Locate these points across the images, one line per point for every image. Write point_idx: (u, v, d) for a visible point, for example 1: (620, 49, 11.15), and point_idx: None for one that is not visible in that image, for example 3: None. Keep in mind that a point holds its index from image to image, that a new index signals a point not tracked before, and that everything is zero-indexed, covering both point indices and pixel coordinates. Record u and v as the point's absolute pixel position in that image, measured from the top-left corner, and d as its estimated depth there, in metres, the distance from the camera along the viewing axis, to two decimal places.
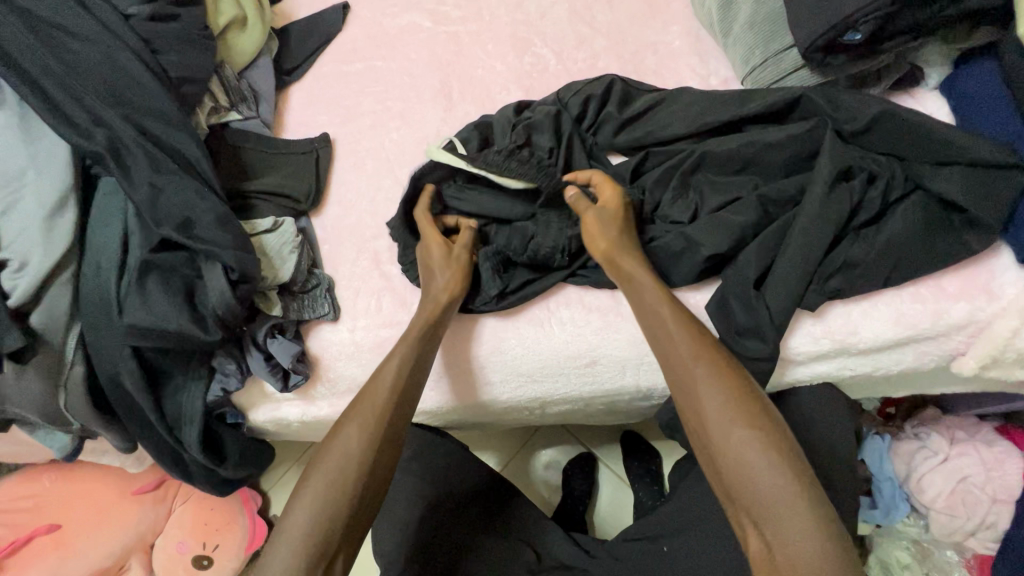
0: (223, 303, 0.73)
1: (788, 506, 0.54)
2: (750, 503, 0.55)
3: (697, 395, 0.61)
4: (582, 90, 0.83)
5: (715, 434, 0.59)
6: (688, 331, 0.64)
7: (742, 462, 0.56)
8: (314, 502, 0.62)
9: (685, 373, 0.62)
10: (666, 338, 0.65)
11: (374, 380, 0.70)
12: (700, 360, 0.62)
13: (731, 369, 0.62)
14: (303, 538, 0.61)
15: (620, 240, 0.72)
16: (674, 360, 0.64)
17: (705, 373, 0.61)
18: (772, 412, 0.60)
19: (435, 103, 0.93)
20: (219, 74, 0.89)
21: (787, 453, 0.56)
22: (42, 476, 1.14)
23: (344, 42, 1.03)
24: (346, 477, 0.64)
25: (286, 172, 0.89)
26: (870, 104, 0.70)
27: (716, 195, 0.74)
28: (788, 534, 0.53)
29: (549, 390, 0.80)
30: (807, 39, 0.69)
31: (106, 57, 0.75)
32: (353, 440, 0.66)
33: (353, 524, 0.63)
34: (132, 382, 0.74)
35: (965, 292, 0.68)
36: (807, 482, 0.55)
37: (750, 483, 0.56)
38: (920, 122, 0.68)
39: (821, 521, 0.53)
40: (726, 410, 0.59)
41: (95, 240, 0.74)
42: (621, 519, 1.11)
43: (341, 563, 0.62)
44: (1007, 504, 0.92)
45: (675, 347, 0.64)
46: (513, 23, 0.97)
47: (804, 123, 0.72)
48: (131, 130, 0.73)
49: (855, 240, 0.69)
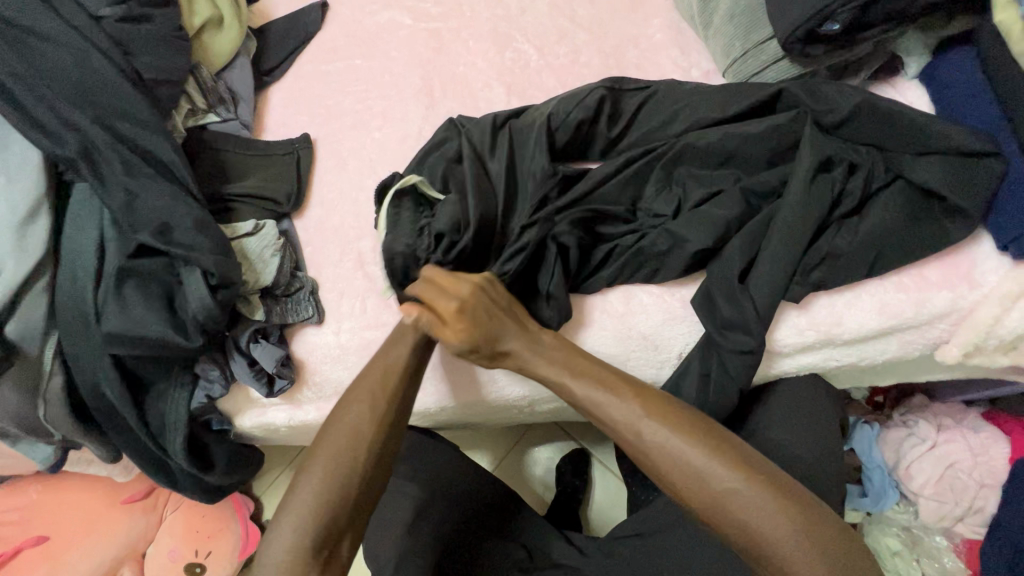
0: (203, 309, 0.71)
1: (776, 533, 0.55)
2: (741, 535, 0.57)
3: (653, 458, 0.60)
4: (574, 108, 0.77)
5: (689, 486, 0.58)
6: (618, 399, 0.63)
7: (724, 504, 0.57)
8: (321, 483, 0.61)
9: (637, 438, 0.61)
10: (605, 411, 0.63)
11: (376, 362, 0.70)
12: (648, 416, 0.61)
13: (673, 417, 0.61)
14: (311, 521, 0.60)
15: (495, 351, 0.67)
16: (618, 432, 0.62)
17: (653, 436, 0.60)
18: (728, 438, 0.61)
19: (416, 101, 0.92)
20: (196, 75, 0.87)
21: (760, 475, 0.57)
22: (28, 489, 1.12)
23: (323, 41, 1.01)
24: (353, 461, 0.63)
25: (267, 174, 0.88)
26: (852, 95, 0.70)
27: (700, 188, 0.74)
28: (783, 554, 0.55)
29: (540, 385, 0.79)
30: (786, 30, 0.69)
31: (76, 59, 0.74)
32: (351, 425, 0.65)
33: (360, 507, 0.63)
34: (113, 392, 0.73)
35: (947, 280, 0.68)
36: (786, 498, 0.57)
37: (740, 519, 0.56)
38: (899, 110, 0.68)
39: (810, 535, 0.55)
40: (688, 461, 0.58)
41: (70, 247, 0.73)
42: (615, 514, 1.11)
43: (347, 543, 0.62)
44: (994, 488, 0.93)
45: (614, 420, 0.62)
46: (494, 19, 0.97)
47: (784, 115, 0.72)
48: (104, 134, 0.72)
49: (839, 230, 0.69)
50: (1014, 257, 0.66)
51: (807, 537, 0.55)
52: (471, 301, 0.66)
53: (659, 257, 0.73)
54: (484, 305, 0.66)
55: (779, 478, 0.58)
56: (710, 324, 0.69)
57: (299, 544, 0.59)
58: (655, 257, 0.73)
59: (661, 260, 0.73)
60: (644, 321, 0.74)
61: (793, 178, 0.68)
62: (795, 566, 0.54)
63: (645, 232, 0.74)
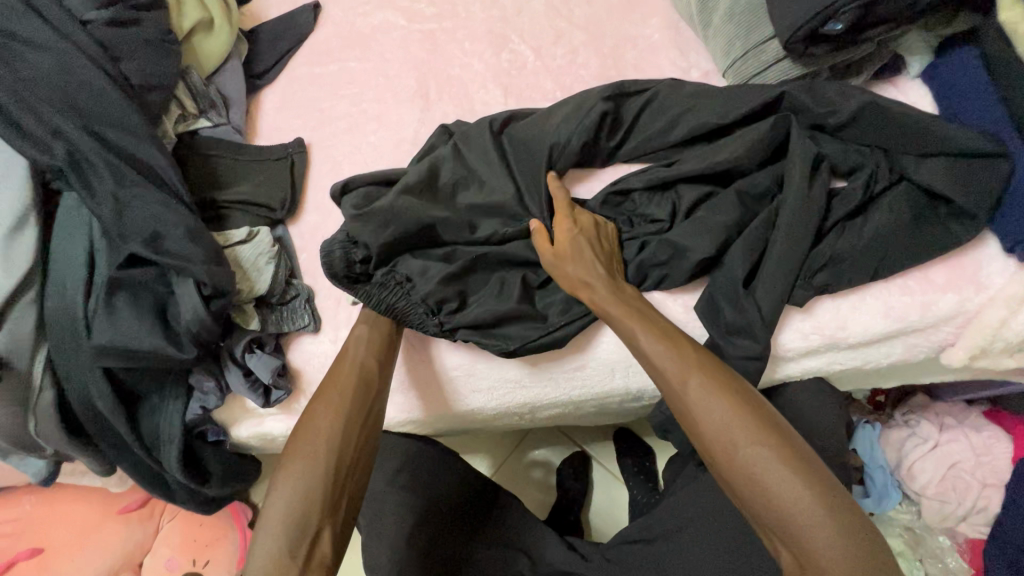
0: (196, 319, 0.70)
1: (802, 514, 0.52)
2: (766, 514, 0.54)
3: (693, 416, 0.59)
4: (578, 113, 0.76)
5: (720, 452, 0.57)
6: (675, 353, 0.62)
7: (751, 478, 0.55)
8: (291, 487, 0.60)
9: (681, 394, 0.60)
10: (656, 362, 0.62)
11: (335, 366, 0.69)
12: (693, 373, 0.60)
13: (727, 383, 0.59)
14: (282, 527, 0.58)
15: (574, 274, 0.68)
16: (666, 384, 0.61)
17: (699, 396, 0.59)
18: (766, 408, 0.59)
19: (412, 104, 0.90)
20: (186, 80, 0.85)
21: (791, 455, 0.55)
22: (23, 499, 1.11)
23: (317, 43, 1.00)
24: (318, 462, 0.61)
25: (259, 180, 0.86)
26: (853, 98, 0.69)
27: (692, 190, 0.73)
28: (808, 543, 0.51)
29: (513, 394, 0.79)
30: (788, 30, 0.67)
31: (62, 64, 0.71)
32: (318, 427, 0.64)
33: (334, 503, 0.61)
34: (105, 404, 0.72)
35: (953, 283, 0.67)
36: (815, 482, 0.53)
37: (768, 496, 0.54)
38: (903, 111, 0.68)
39: (839, 522, 0.51)
40: (727, 428, 0.57)
41: (59, 257, 0.71)
42: (616, 517, 1.10)
43: (327, 540, 0.60)
44: (997, 488, 0.93)
45: (664, 372, 0.61)
46: (490, 19, 0.95)
47: (767, 121, 0.71)
48: (91, 141, 0.70)
49: (841, 233, 0.68)
50: (1020, 259, 0.65)
51: (836, 524, 0.51)
52: (584, 225, 0.71)
53: (661, 265, 0.71)
54: (586, 231, 0.70)
55: (808, 459, 0.55)
56: (713, 330, 0.68)
57: (274, 544, 0.58)
58: (656, 266, 0.71)
59: (665, 268, 0.71)
60: None
61: (789, 182, 0.67)
62: (818, 559, 0.51)
63: (643, 240, 0.72)
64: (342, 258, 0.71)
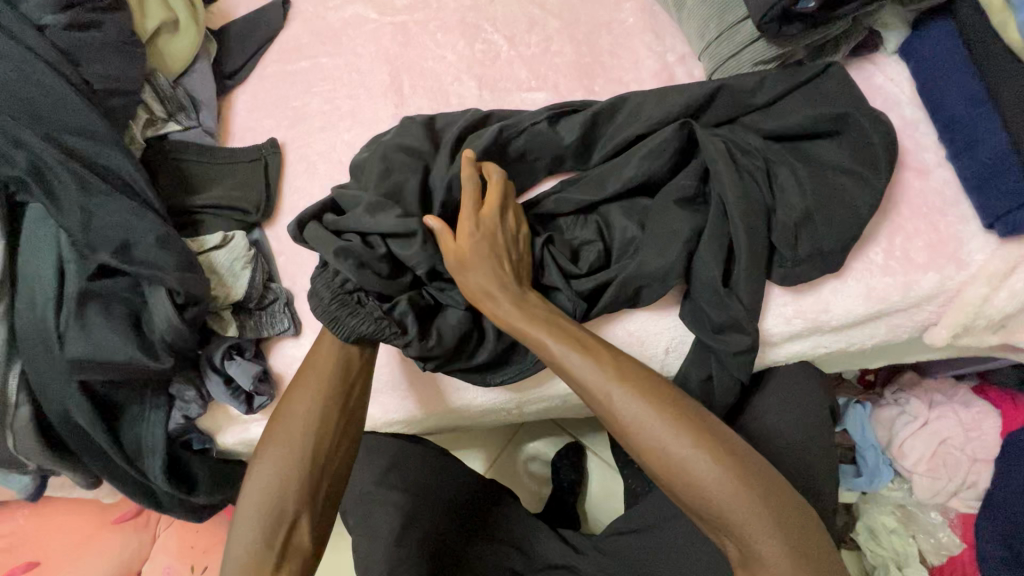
0: (169, 328, 0.69)
1: (741, 508, 0.53)
2: (710, 514, 0.54)
3: (622, 424, 0.57)
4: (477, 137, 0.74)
5: (655, 460, 0.55)
6: (594, 362, 0.59)
7: (689, 480, 0.54)
8: (271, 462, 0.63)
9: (606, 406, 0.58)
10: (578, 377, 0.59)
11: (310, 355, 0.69)
12: (615, 381, 0.58)
13: (652, 391, 0.57)
14: (264, 502, 0.61)
15: (479, 282, 0.66)
16: (591, 398, 0.59)
17: (624, 406, 0.57)
18: (688, 402, 0.58)
19: (385, 98, 0.88)
20: (152, 83, 0.83)
21: (722, 450, 0.54)
22: (13, 514, 1.10)
23: (287, 40, 0.98)
24: (295, 442, 0.64)
25: (232, 183, 0.84)
26: (697, 89, 0.72)
27: (613, 207, 0.73)
28: (750, 540, 0.52)
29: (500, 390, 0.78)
30: (760, 10, 0.66)
31: (18, 72, 0.69)
32: (296, 411, 0.65)
33: (312, 486, 0.63)
34: (84, 419, 0.71)
35: (934, 262, 0.67)
36: (750, 471, 0.54)
37: (706, 498, 0.53)
38: (745, 86, 0.73)
39: (773, 509, 0.53)
40: (662, 438, 0.55)
41: (27, 270, 0.70)
42: (614, 506, 1.11)
43: (304, 528, 0.62)
44: (986, 462, 0.93)
45: (586, 385, 0.59)
46: (461, 9, 0.93)
47: (666, 131, 0.70)
48: (52, 150, 0.68)
49: (786, 194, 0.68)
50: (1001, 235, 0.65)
51: (772, 513, 0.52)
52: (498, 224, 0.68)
53: (648, 274, 0.67)
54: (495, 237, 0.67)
55: (737, 446, 0.56)
56: (698, 323, 0.68)
57: (250, 537, 0.60)
58: (645, 277, 0.67)
59: (639, 297, 0.69)
60: (628, 319, 0.72)
61: (717, 179, 0.67)
62: (760, 553, 0.52)
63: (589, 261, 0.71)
64: (325, 283, 0.68)
